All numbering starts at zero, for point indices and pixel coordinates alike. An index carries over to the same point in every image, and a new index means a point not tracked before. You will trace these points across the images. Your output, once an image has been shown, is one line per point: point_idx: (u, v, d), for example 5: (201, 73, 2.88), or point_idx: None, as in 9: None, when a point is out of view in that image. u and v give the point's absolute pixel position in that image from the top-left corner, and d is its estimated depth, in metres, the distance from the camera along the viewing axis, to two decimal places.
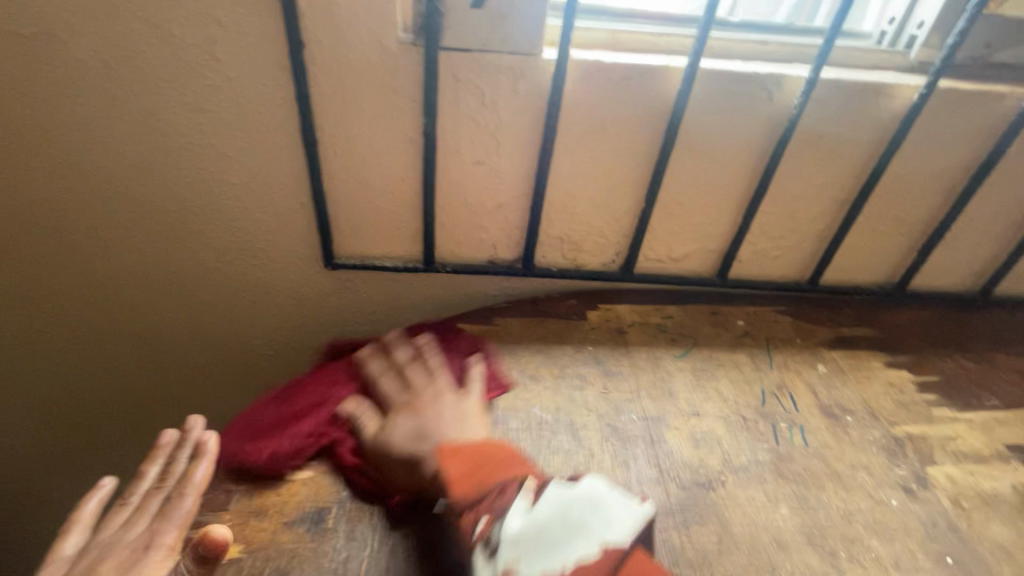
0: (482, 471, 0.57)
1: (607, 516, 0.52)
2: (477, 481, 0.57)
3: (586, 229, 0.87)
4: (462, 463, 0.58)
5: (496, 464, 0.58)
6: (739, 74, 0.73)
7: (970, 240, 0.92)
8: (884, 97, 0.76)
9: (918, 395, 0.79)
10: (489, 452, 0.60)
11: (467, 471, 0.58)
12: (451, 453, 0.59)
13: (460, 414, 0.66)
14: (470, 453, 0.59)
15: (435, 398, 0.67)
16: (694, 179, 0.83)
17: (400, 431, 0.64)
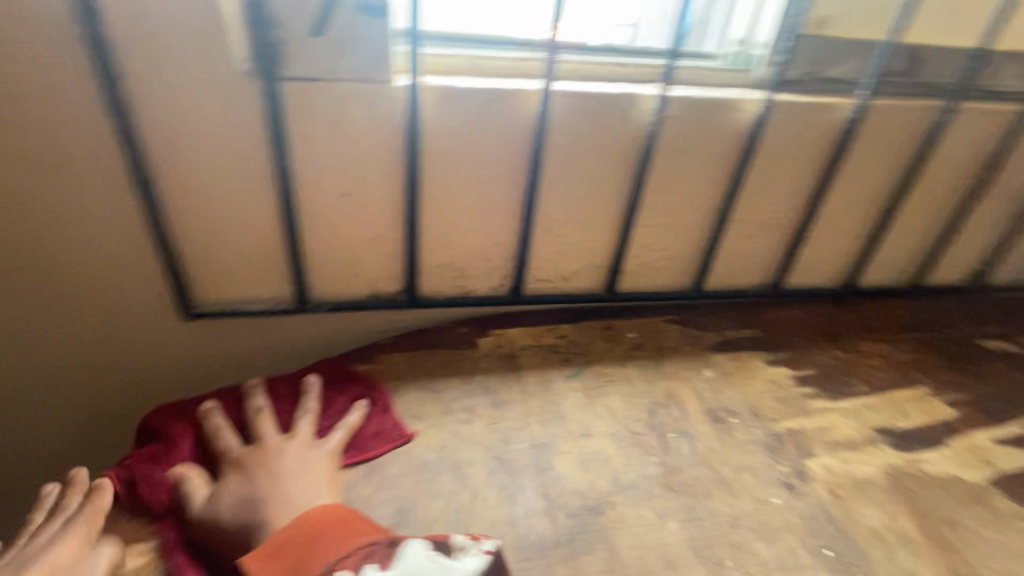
0: (318, 547, 0.52)
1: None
2: (314, 552, 0.51)
3: (469, 255, 0.85)
4: (300, 540, 0.52)
5: (332, 529, 0.53)
6: (595, 94, 0.75)
7: (831, 234, 1.00)
8: (730, 111, 0.82)
9: (797, 389, 0.82)
10: (326, 522, 0.54)
11: (297, 550, 0.52)
12: (284, 531, 0.53)
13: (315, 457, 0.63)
14: (310, 523, 0.54)
15: (284, 452, 0.63)
16: (570, 196, 0.84)
17: (233, 497, 0.59)
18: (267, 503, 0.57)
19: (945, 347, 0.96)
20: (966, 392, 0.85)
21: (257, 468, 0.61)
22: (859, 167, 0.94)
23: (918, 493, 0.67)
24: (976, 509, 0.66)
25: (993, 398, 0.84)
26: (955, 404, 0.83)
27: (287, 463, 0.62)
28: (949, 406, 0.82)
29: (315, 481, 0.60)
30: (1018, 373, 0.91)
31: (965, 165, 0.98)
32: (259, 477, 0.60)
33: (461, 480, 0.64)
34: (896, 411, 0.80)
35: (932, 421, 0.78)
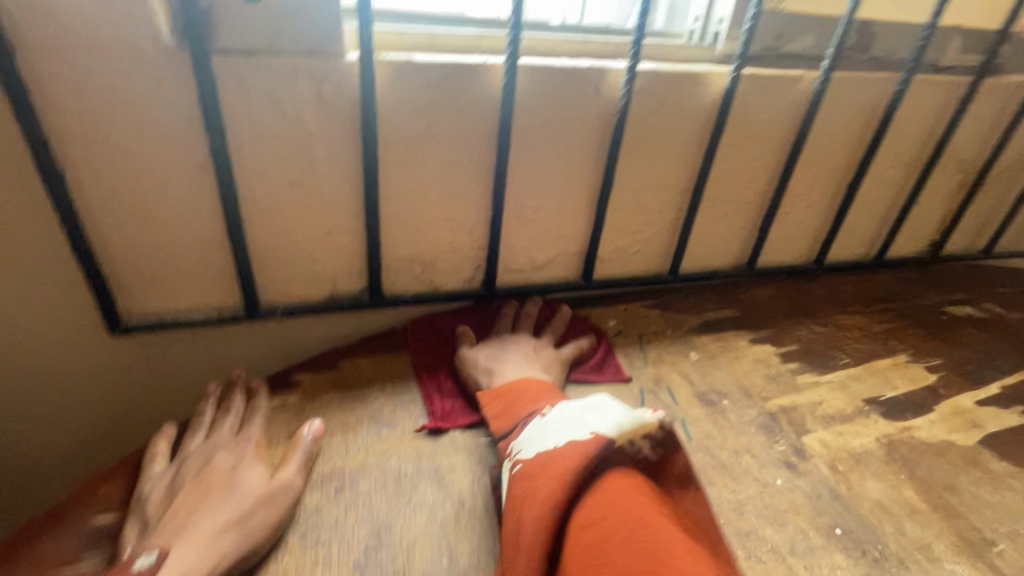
0: (544, 393, 0.63)
1: (609, 414, 0.53)
2: (530, 399, 0.62)
3: (436, 248, 0.79)
4: (525, 386, 0.64)
5: (540, 389, 0.63)
6: (560, 68, 0.71)
7: (799, 210, 1.00)
8: (699, 85, 0.80)
9: (783, 365, 0.80)
10: (545, 387, 0.64)
11: (513, 394, 0.63)
12: (503, 384, 0.65)
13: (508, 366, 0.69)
14: (528, 382, 0.65)
15: (533, 346, 0.73)
16: (540, 179, 0.79)
17: (485, 355, 0.71)
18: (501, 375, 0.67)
19: (916, 315, 0.97)
20: (943, 358, 0.85)
21: (510, 345, 0.72)
22: (823, 141, 0.94)
23: (916, 461, 0.65)
24: (973, 472, 0.65)
25: (968, 361, 0.85)
26: (935, 369, 0.83)
27: (535, 352, 0.73)
28: (930, 372, 0.82)
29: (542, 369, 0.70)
30: (986, 336, 0.93)
31: (919, 137, 1.00)
32: (506, 350, 0.71)
33: (443, 491, 0.58)
34: (881, 381, 0.79)
35: (916, 388, 0.78)
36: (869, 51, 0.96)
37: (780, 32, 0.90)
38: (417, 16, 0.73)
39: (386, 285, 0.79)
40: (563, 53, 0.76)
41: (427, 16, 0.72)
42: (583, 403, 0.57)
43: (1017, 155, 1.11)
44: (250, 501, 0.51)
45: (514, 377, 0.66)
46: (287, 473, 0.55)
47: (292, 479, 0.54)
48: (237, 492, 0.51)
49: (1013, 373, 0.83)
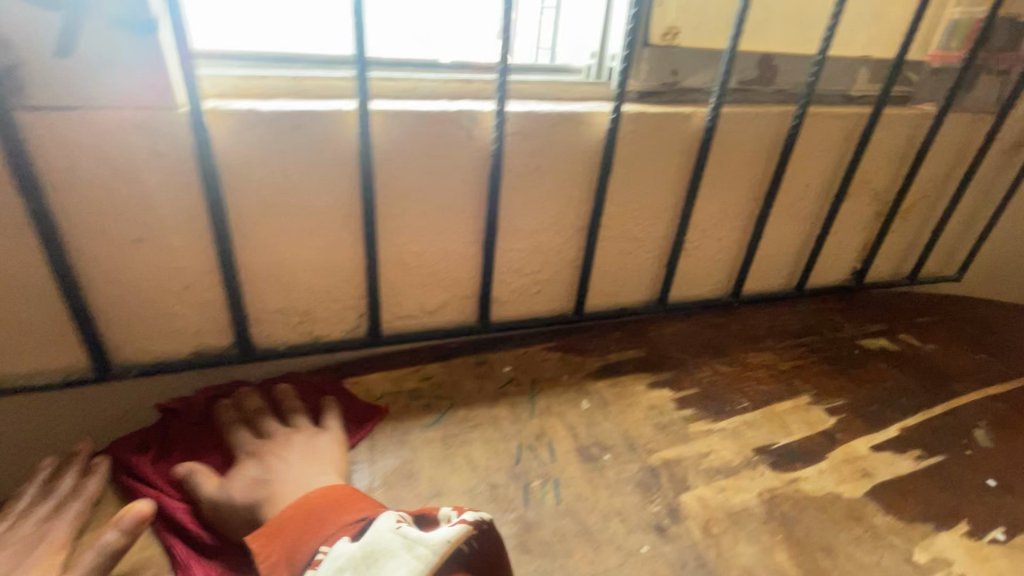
0: (319, 523, 0.51)
1: (392, 568, 0.44)
2: (314, 527, 0.51)
3: (312, 297, 0.76)
4: (313, 511, 0.53)
5: (328, 506, 0.53)
6: (421, 112, 0.69)
7: (709, 245, 0.98)
8: (582, 126, 0.78)
9: (678, 412, 0.77)
10: (325, 497, 0.54)
11: (289, 528, 0.51)
12: (285, 514, 0.52)
13: (318, 452, 0.62)
14: (304, 508, 0.53)
15: (303, 444, 0.63)
16: (418, 224, 0.76)
17: (247, 480, 0.58)
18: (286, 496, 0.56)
19: (828, 350, 0.95)
20: (846, 397, 0.83)
21: (269, 461, 0.60)
22: (725, 175, 0.92)
23: (796, 519, 0.62)
24: (853, 529, 0.62)
25: (871, 401, 0.83)
26: (836, 411, 0.80)
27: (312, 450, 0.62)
28: (830, 414, 0.79)
29: (329, 472, 0.60)
30: (896, 372, 0.90)
31: (827, 168, 1.00)
32: (266, 462, 0.60)
33: None
34: (777, 426, 0.76)
35: (812, 434, 0.75)
36: (767, 84, 0.98)
37: (676, 68, 0.92)
38: None
39: (260, 338, 0.76)
40: (445, 94, 0.78)
41: (307, 58, 0.70)
42: (355, 547, 0.47)
43: (931, 183, 1.11)
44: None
45: (309, 492, 0.55)
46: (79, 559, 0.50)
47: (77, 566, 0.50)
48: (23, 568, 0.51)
49: (915, 413, 0.81)
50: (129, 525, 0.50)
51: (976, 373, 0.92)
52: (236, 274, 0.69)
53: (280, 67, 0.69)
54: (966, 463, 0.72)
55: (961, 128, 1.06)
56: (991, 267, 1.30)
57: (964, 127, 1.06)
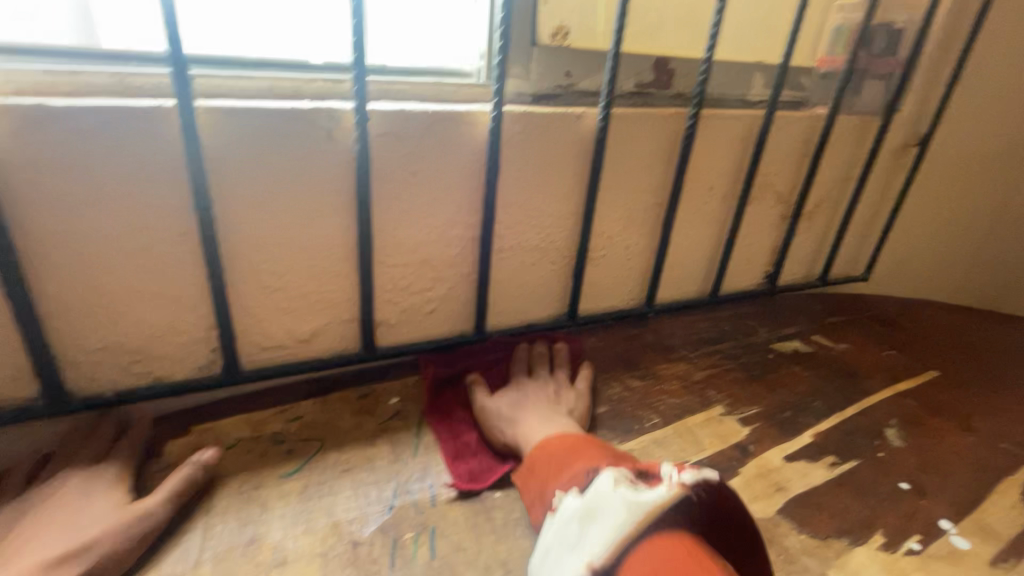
0: (558, 464, 0.56)
1: (604, 517, 0.42)
2: (554, 473, 0.55)
3: (147, 330, 0.64)
4: (559, 455, 0.57)
5: (565, 448, 0.57)
6: (263, 110, 0.60)
7: (616, 253, 0.93)
8: (462, 126, 0.71)
9: (582, 435, 0.70)
10: (577, 445, 0.57)
11: (552, 454, 0.58)
12: (537, 450, 0.60)
13: (542, 403, 0.69)
14: (558, 444, 0.59)
15: (550, 391, 0.73)
16: (274, 239, 0.66)
17: (509, 401, 0.70)
18: (521, 427, 0.65)
19: (741, 356, 0.91)
20: (759, 406, 0.78)
21: (526, 393, 0.71)
22: (625, 180, 0.88)
23: None
24: None
25: (784, 407, 0.79)
26: (749, 421, 0.75)
27: (555, 406, 0.69)
28: (743, 425, 0.74)
29: (557, 411, 0.68)
30: (809, 375, 0.87)
31: (729, 171, 0.98)
32: (530, 395, 0.71)
33: None
34: (687, 443, 0.70)
35: (724, 448, 0.70)
36: (664, 88, 0.96)
37: (569, 70, 0.87)
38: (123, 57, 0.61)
39: (78, 383, 0.63)
40: (310, 94, 0.70)
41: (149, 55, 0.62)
42: (579, 504, 0.46)
43: (830, 184, 1.12)
44: (120, 544, 0.49)
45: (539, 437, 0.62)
46: (148, 501, 0.52)
47: (155, 509, 0.52)
48: (71, 534, 0.48)
49: (828, 417, 0.77)
50: (208, 457, 0.58)
51: (886, 371, 0.90)
52: (33, 307, 0.56)
53: (106, 64, 0.60)
54: (879, 467, 0.69)
55: (853, 130, 1.08)
56: (895, 264, 1.33)
57: (855, 128, 1.08)
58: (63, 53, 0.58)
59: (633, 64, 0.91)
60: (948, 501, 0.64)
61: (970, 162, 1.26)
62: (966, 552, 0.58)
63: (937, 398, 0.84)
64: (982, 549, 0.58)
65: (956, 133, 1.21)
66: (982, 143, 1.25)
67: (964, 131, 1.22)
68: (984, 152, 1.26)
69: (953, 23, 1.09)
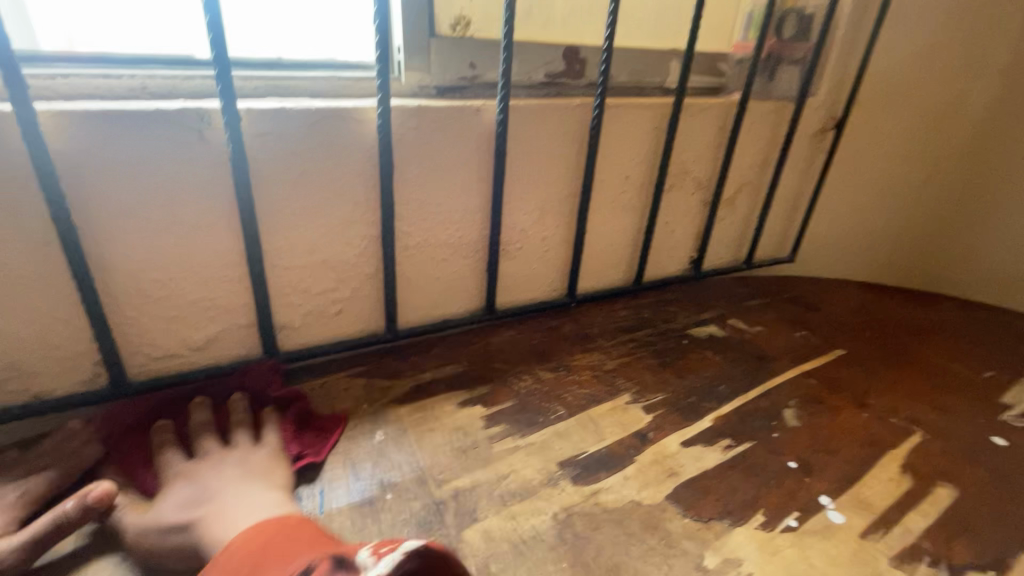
0: (274, 559, 0.46)
1: None
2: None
3: (17, 346, 0.61)
4: (259, 554, 0.46)
5: (262, 549, 0.47)
6: (120, 112, 0.57)
7: (532, 246, 0.93)
8: (349, 122, 0.69)
9: (484, 431, 0.70)
10: (283, 529, 0.49)
11: (254, 553, 0.47)
12: (226, 557, 0.47)
13: (244, 481, 0.57)
14: (262, 533, 0.49)
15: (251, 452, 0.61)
16: (152, 246, 0.63)
17: (181, 500, 0.54)
18: (228, 508, 0.53)
19: (657, 343, 0.93)
20: (664, 392, 0.80)
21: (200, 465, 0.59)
22: (535, 172, 0.88)
23: (588, 539, 0.57)
24: (647, 541, 0.57)
25: (689, 393, 0.80)
26: (653, 408, 0.77)
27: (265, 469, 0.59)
28: (647, 412, 0.76)
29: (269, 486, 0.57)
30: (719, 359, 0.89)
31: (644, 159, 0.98)
32: (213, 483, 0.56)
33: None
34: (588, 433, 0.71)
35: (624, 436, 0.71)
36: (576, 78, 0.95)
37: (473, 62, 0.85)
38: None
39: None
40: (187, 93, 0.68)
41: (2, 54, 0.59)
42: None
43: (749, 170, 1.14)
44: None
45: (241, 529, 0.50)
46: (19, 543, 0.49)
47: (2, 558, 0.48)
48: None
49: (731, 400, 0.79)
50: (89, 501, 0.51)
51: (794, 352, 0.93)
52: None
53: None
54: (771, 447, 0.71)
55: (768, 115, 1.10)
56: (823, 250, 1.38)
57: (770, 114, 1.10)
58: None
59: (541, 54, 0.91)
60: (831, 478, 0.67)
61: (884, 149, 1.29)
62: (840, 526, 0.60)
63: (838, 377, 0.87)
64: (855, 523, 0.61)
65: (870, 115, 1.24)
66: (896, 125, 1.28)
67: (877, 114, 1.25)
68: (895, 138, 1.30)
69: (861, 6, 1.11)
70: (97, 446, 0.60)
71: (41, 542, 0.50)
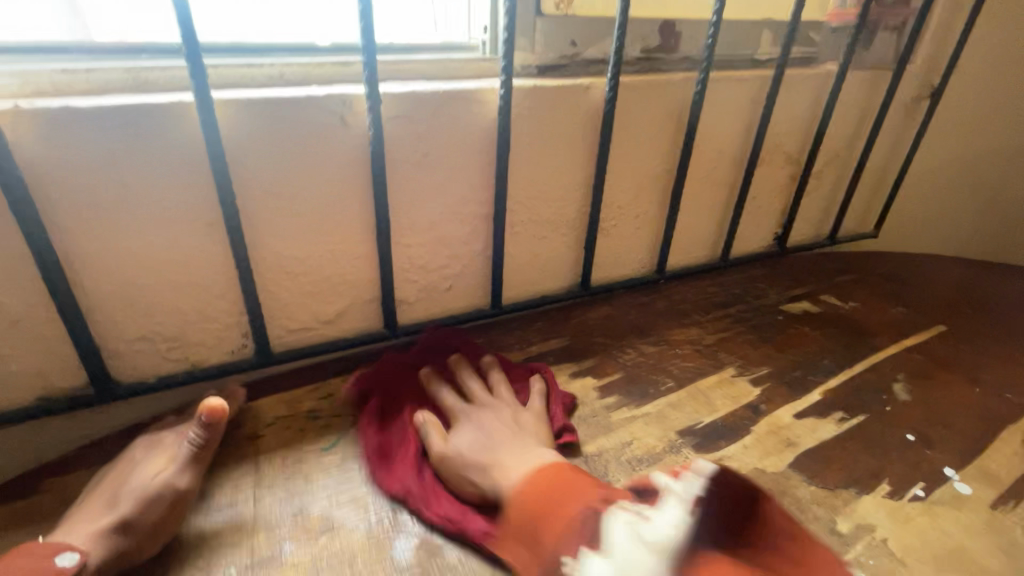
0: (553, 499, 0.52)
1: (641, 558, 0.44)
2: (545, 513, 0.51)
3: (182, 319, 0.67)
4: (538, 495, 0.53)
5: (562, 491, 0.53)
6: (279, 100, 0.61)
7: (626, 223, 0.95)
8: (471, 104, 0.72)
9: (600, 401, 0.73)
10: (560, 474, 0.55)
11: (540, 498, 0.53)
12: (519, 497, 0.54)
13: (517, 430, 0.63)
14: (542, 479, 0.55)
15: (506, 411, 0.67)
16: (296, 224, 0.68)
17: (470, 444, 0.61)
18: (505, 459, 0.59)
19: (752, 319, 0.93)
20: (769, 366, 0.81)
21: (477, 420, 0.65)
22: (634, 149, 0.89)
23: None
24: None
25: (794, 366, 0.81)
26: (760, 381, 0.78)
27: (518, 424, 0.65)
28: (754, 385, 0.77)
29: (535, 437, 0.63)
30: (818, 334, 0.90)
31: (738, 134, 0.98)
32: (484, 433, 0.62)
33: None
34: (701, 404, 0.73)
35: (736, 407, 0.73)
36: (671, 52, 0.94)
37: (574, 40, 0.86)
38: (135, 50, 0.63)
39: (121, 371, 0.66)
40: (318, 78, 0.72)
41: (159, 48, 0.64)
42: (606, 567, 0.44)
43: (839, 143, 1.11)
44: (150, 517, 0.52)
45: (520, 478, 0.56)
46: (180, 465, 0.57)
47: (176, 480, 0.55)
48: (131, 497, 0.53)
49: (837, 374, 0.80)
50: (205, 417, 0.58)
51: (894, 327, 0.92)
52: (75, 301, 0.59)
53: (121, 58, 0.63)
54: (886, 420, 0.72)
55: (864, 85, 1.07)
56: (925, 227, 1.37)
57: (866, 84, 1.07)
58: (78, 49, 0.60)
59: (640, 28, 0.90)
60: (952, 451, 0.67)
61: (995, 119, 1.26)
62: (969, 497, 0.61)
63: (944, 352, 0.86)
64: (983, 493, 0.62)
65: (968, 82, 1.19)
66: (994, 93, 1.23)
67: (976, 81, 1.20)
68: (1007, 107, 1.26)
69: None
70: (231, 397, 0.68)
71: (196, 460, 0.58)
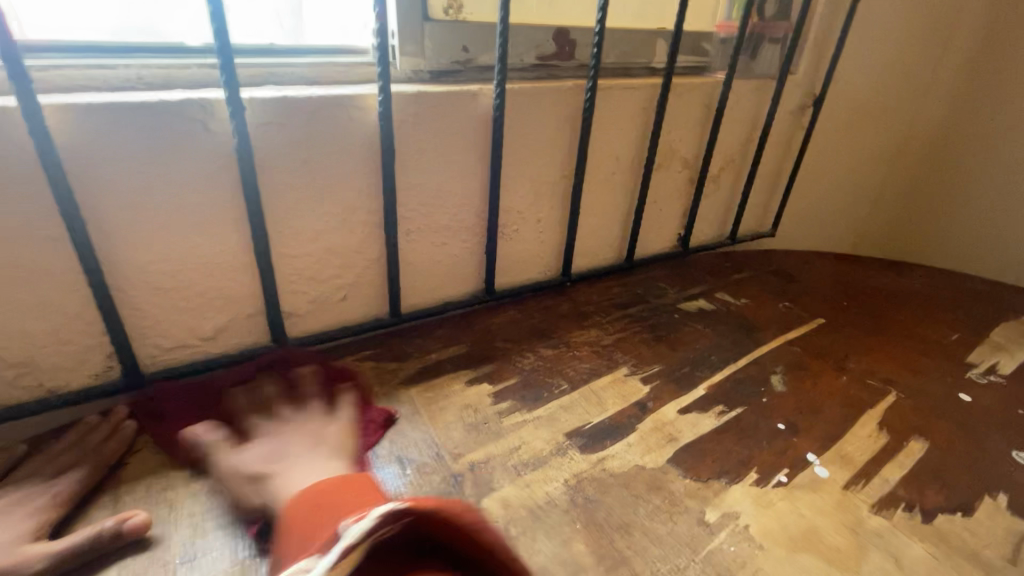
0: (337, 508, 0.50)
1: None
2: (329, 515, 0.49)
3: (30, 344, 0.61)
4: (314, 504, 0.50)
5: (370, 496, 0.52)
6: (125, 105, 0.57)
7: (529, 227, 0.96)
8: (350, 111, 0.70)
9: (493, 407, 0.74)
10: (345, 488, 0.53)
11: (323, 501, 0.51)
12: (294, 502, 0.51)
13: (311, 446, 0.61)
14: (324, 490, 0.52)
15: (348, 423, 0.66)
16: (160, 237, 0.64)
17: (263, 453, 0.60)
18: (291, 477, 0.56)
19: (650, 318, 0.97)
20: (660, 363, 0.84)
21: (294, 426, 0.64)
22: (530, 155, 0.90)
23: (598, 501, 0.61)
24: (653, 501, 0.61)
25: (683, 363, 0.85)
26: (650, 379, 0.81)
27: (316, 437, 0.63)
28: (644, 383, 0.80)
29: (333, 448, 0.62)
30: (709, 331, 0.94)
31: (634, 139, 1.01)
32: (289, 443, 0.61)
33: None
34: (591, 404, 0.75)
35: (625, 406, 0.75)
36: (567, 60, 0.96)
37: (465, 45, 0.86)
38: None
39: None
40: (182, 83, 0.68)
41: None
42: None
43: (733, 147, 1.17)
44: None
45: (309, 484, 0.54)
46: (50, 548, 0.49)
47: (39, 561, 0.48)
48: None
49: (722, 369, 0.84)
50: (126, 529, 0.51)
51: (779, 322, 0.99)
52: None
53: None
54: (762, 410, 0.76)
55: (751, 94, 1.13)
56: (818, 224, 1.47)
57: (753, 92, 1.13)
58: None
59: (532, 36, 0.91)
60: (817, 436, 0.72)
61: (871, 126, 1.38)
62: (826, 480, 0.66)
63: (819, 344, 0.93)
64: (838, 476, 0.67)
65: (847, 90, 1.29)
66: (869, 101, 1.34)
67: (854, 90, 1.30)
68: (882, 113, 1.38)
69: None
70: (118, 441, 0.62)
71: (76, 560, 0.49)
